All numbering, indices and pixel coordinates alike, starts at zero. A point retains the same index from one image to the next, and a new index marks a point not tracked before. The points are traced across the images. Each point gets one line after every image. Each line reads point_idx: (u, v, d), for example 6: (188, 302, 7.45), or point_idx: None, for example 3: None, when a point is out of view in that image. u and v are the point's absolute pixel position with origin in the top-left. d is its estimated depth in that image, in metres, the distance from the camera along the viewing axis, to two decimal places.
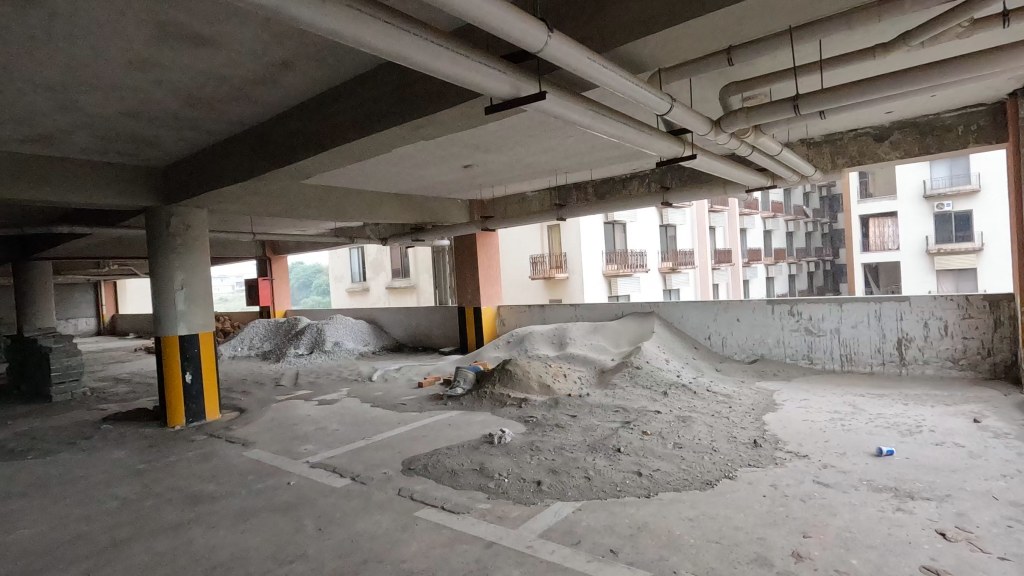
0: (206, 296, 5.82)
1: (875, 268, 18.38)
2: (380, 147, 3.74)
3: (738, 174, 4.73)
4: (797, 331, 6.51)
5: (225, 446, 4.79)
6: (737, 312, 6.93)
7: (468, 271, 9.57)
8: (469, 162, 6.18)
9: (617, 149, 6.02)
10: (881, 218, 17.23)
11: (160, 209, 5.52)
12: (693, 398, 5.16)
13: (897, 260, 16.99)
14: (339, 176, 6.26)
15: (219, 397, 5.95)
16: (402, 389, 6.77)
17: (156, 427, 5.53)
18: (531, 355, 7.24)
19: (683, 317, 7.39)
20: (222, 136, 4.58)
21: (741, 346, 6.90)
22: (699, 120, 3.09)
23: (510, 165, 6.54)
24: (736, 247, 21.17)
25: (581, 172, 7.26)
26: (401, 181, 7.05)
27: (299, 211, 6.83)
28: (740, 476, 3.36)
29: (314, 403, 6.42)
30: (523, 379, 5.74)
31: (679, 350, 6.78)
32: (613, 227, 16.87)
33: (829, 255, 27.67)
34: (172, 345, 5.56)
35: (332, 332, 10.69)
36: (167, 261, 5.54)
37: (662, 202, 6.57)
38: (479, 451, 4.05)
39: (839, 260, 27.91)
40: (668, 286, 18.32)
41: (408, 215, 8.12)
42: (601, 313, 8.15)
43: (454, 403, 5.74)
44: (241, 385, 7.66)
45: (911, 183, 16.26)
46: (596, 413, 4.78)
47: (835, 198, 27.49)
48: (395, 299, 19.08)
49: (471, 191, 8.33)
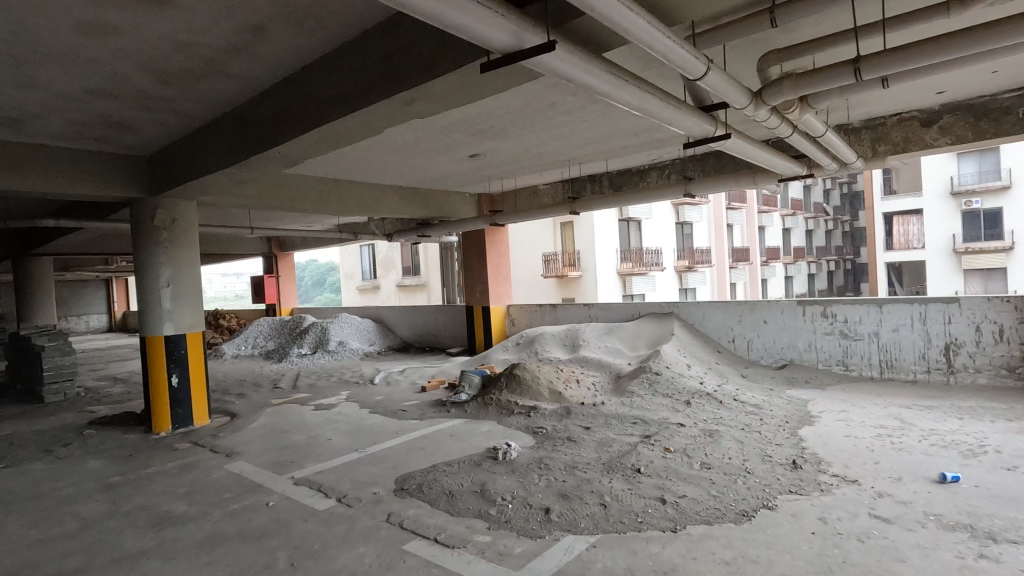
0: (196, 294, 5.47)
1: (899, 267, 17.61)
2: (372, 127, 3.32)
3: (772, 161, 4.25)
4: (830, 335, 5.99)
5: (208, 456, 4.42)
6: (764, 314, 6.42)
7: (477, 269, 9.15)
8: (475, 151, 5.75)
9: (636, 137, 5.55)
10: (907, 215, 16.64)
11: (145, 200, 5.18)
12: (719, 409, 4.68)
13: (923, 259, 16.19)
14: (339, 166, 5.87)
15: (209, 402, 5.58)
16: (405, 393, 6.37)
17: (141, 433, 5.18)
18: (541, 358, 6.79)
19: (705, 318, 6.90)
20: (204, 120, 4.21)
21: (768, 350, 6.39)
22: (738, 89, 2.62)
23: (520, 155, 6.10)
24: (755, 245, 20.50)
25: (596, 163, 6.80)
26: (404, 173, 6.65)
27: (298, 204, 6.46)
28: (781, 506, 2.90)
29: (310, 408, 6.04)
30: (533, 385, 5.31)
31: (701, 354, 6.29)
32: (628, 224, 16.35)
33: (850, 254, 26.75)
34: (158, 345, 5.21)
35: (337, 330, 10.34)
36: (153, 257, 5.19)
37: (683, 193, 6.09)
38: (481, 468, 3.63)
39: (861, 260, 27.02)
40: (684, 286, 17.73)
41: (413, 209, 7.74)
42: (617, 314, 7.68)
43: (458, 410, 5.32)
44: (238, 387, 7.32)
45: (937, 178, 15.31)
46: (612, 426, 4.33)
47: (856, 195, 26.65)
48: (405, 297, 18.74)
49: (480, 184, 7.91)
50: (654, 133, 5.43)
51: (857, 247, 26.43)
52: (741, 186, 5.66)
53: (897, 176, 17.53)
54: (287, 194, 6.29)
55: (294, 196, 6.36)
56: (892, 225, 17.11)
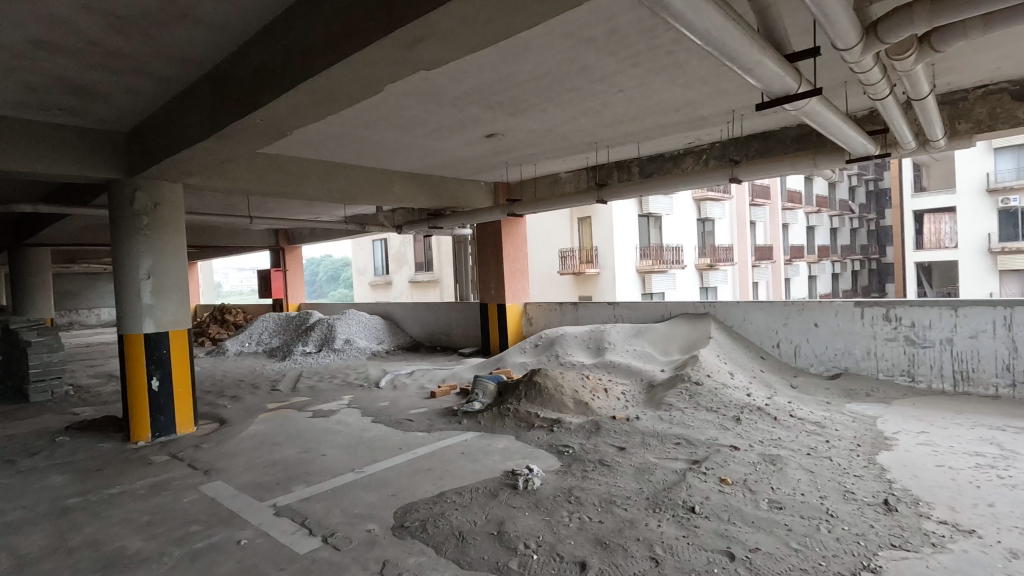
0: (184, 287, 4.93)
1: (929, 267, 16.69)
2: (369, 82, 2.70)
3: (847, 134, 3.56)
4: (893, 341, 5.27)
5: (184, 474, 3.85)
6: (814, 316, 5.71)
7: (491, 263, 8.53)
8: (493, 129, 5.11)
9: (676, 113, 4.87)
10: (940, 214, 15.70)
11: (123, 181, 4.63)
12: (774, 427, 4.02)
13: (955, 259, 15.23)
14: (340, 144, 5.27)
15: (195, 408, 5.02)
16: (411, 400, 5.77)
17: (117, 443, 4.64)
18: (562, 363, 6.15)
19: (745, 320, 6.20)
20: (180, 84, 3.63)
21: (819, 357, 5.68)
22: (850, 17, 1.95)
23: (543, 135, 5.46)
24: (779, 243, 19.64)
25: (626, 146, 6.13)
26: (414, 156, 6.04)
27: (297, 190, 5.87)
28: (890, 569, 2.24)
29: (308, 414, 5.45)
30: (555, 395, 4.68)
31: (743, 361, 5.62)
32: (647, 220, 15.62)
33: (876, 253, 25.69)
34: (136, 345, 4.65)
35: (344, 328, 9.80)
36: (132, 245, 4.65)
37: (727, 179, 5.39)
38: (498, 500, 3.01)
39: (887, 259, 25.85)
40: (705, 284, 16.98)
41: (424, 198, 7.15)
42: (645, 314, 7.02)
43: (471, 422, 4.70)
44: (233, 389, 6.78)
45: (971, 175, 14.20)
46: (651, 447, 3.68)
47: (883, 192, 25.61)
48: (418, 293, 18.24)
49: (496, 172, 7.29)
50: (697, 108, 4.75)
51: (883, 246, 25.24)
52: (796, 169, 4.95)
53: (928, 172, 16.63)
54: (284, 178, 5.72)
55: (293, 181, 5.78)
56: (923, 223, 16.16)
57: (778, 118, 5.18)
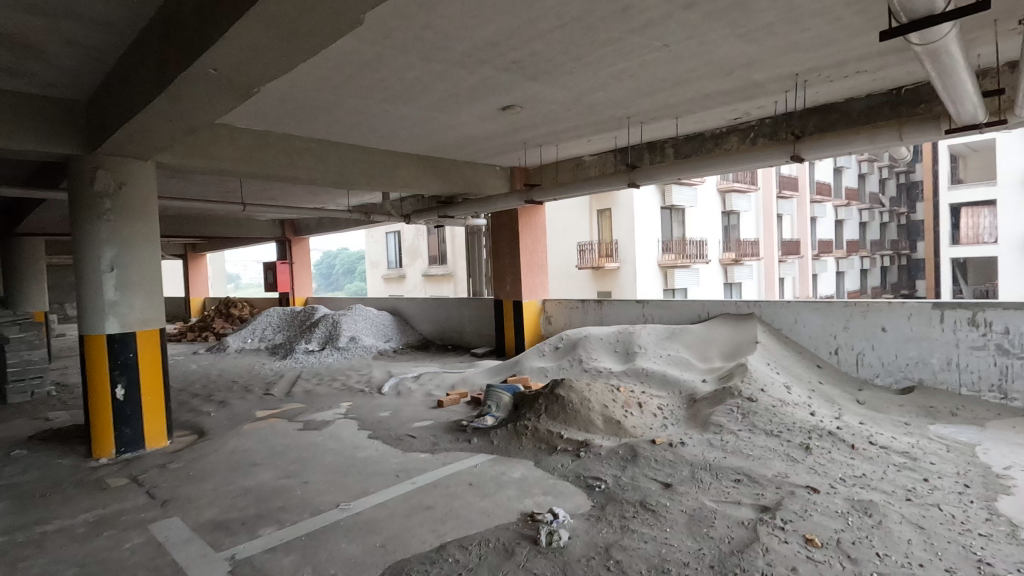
0: (155, 281, 4.31)
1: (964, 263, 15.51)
2: (343, 7, 2.00)
3: (965, 91, 2.79)
4: (980, 350, 4.47)
5: (137, 506, 3.21)
6: (881, 319, 4.92)
7: (507, 256, 7.81)
8: (510, 99, 4.39)
9: (727, 78, 4.10)
10: (978, 206, 14.35)
11: (83, 158, 4.01)
12: (854, 459, 3.26)
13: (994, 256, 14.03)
14: (333, 115, 4.58)
15: (168, 419, 4.40)
16: (415, 410, 5.09)
17: (77, 459, 4.05)
18: (587, 369, 5.43)
19: (797, 324, 5.42)
20: (128, 33, 2.96)
21: (887, 367, 4.89)
22: None
23: (567, 108, 4.72)
24: (807, 238, 18.62)
25: (662, 123, 5.35)
26: (421, 133, 5.35)
27: (289, 173, 5.20)
28: None
29: (298, 426, 4.81)
30: (581, 412, 3.97)
31: (798, 372, 4.85)
32: (670, 212, 14.77)
33: (906, 249, 24.39)
34: (97, 347, 4.02)
35: (349, 324, 9.19)
36: (93, 232, 4.02)
37: (789, 156, 4.55)
38: (516, 564, 2.31)
39: (918, 255, 24.51)
40: (729, 280, 16.10)
41: (432, 184, 6.46)
42: (679, 314, 6.26)
43: (483, 441, 4.00)
44: (223, 393, 6.18)
45: (1015, 166, 13.13)
46: (702, 486, 2.96)
47: (914, 185, 24.33)
48: (431, 288, 17.64)
49: (512, 154, 6.57)
50: (754, 70, 3.97)
51: (915, 241, 23.81)
52: (876, 144, 4.10)
53: (965, 164, 15.45)
54: (273, 158, 5.06)
55: (283, 161, 5.13)
56: (960, 217, 14.84)
57: (847, 86, 4.38)
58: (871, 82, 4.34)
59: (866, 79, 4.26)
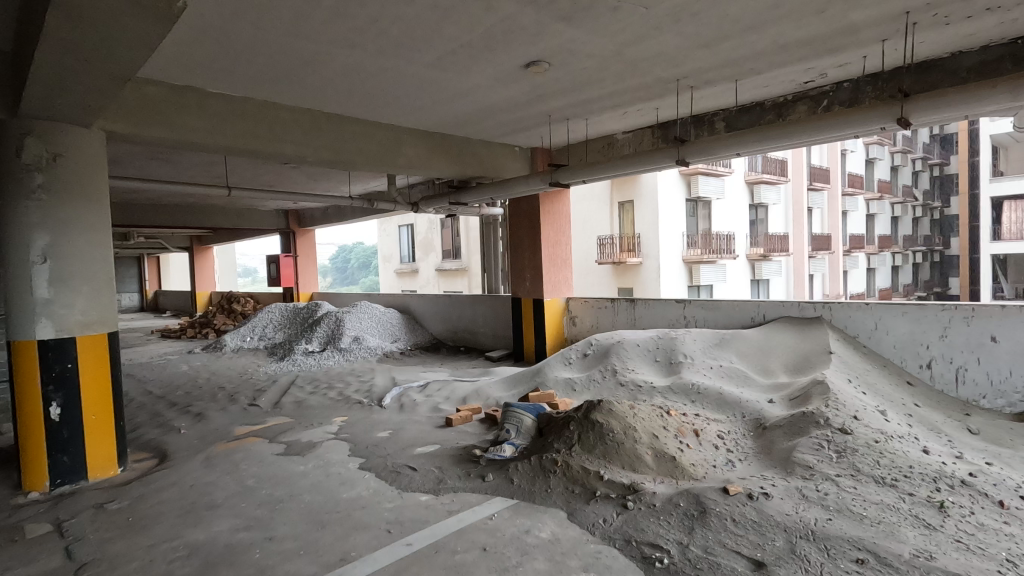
0: (100, 275, 3.54)
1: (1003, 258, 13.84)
2: None
3: None
4: None
5: (48, 570, 2.45)
6: (991, 327, 4.01)
7: (526, 249, 6.96)
8: (536, 51, 3.53)
9: (815, 18, 3.20)
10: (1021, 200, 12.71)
11: (9, 122, 3.23)
12: (1013, 528, 2.35)
13: None
14: (319, 74, 3.76)
15: (120, 441, 3.63)
16: (418, 430, 4.27)
17: (4, 494, 3.30)
18: (624, 382, 4.57)
19: (878, 331, 4.50)
20: None
21: (998, 386, 3.99)
22: None
23: (605, 66, 3.85)
24: (837, 232, 17.44)
25: (717, 89, 4.45)
26: (428, 102, 4.52)
27: (271, 148, 4.38)
28: None
29: (279, 448, 4.02)
30: (626, 445, 3.13)
31: (887, 391, 3.95)
32: (695, 204, 13.78)
33: (938, 245, 21.82)
34: (28, 356, 3.26)
35: (353, 323, 8.44)
36: (19, 214, 3.23)
37: (897, 120, 3.58)
38: None
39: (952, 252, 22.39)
40: (757, 277, 15.05)
41: (442, 165, 5.63)
42: (728, 316, 5.37)
43: (500, 479, 3.17)
44: (204, 403, 5.43)
45: None
46: (811, 572, 2.10)
47: (947, 177, 22.74)
48: (443, 283, 16.88)
49: (534, 131, 5.71)
50: (855, 7, 3.07)
51: (949, 237, 22.01)
52: (1015, 100, 3.18)
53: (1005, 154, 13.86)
54: (251, 130, 4.26)
55: (265, 134, 4.33)
56: (1002, 210, 13.35)
57: (965, 32, 3.46)
58: (994, 27, 3.41)
59: (992, 21, 3.34)
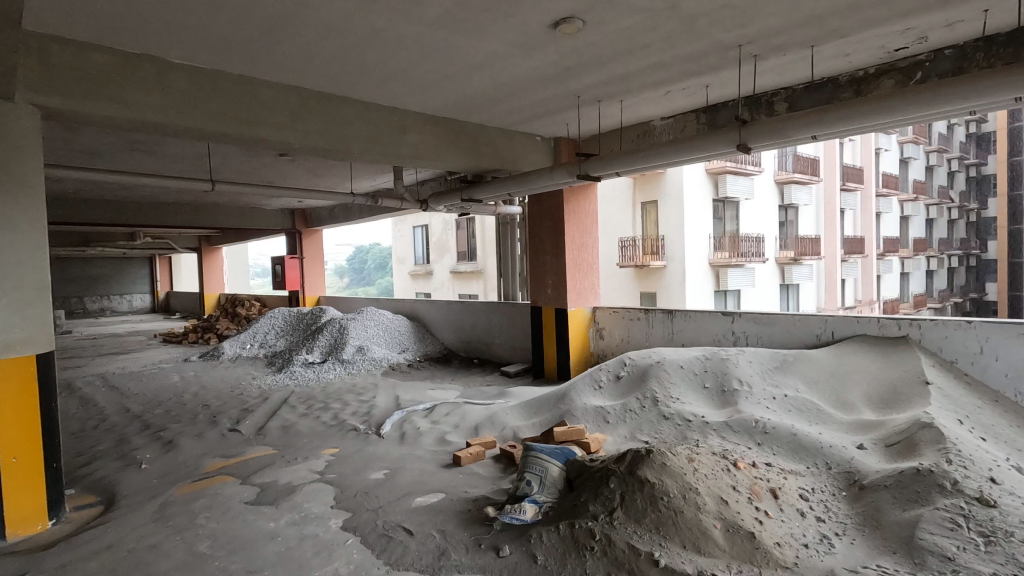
0: (28, 283, 2.87)
1: None
2: None
3: None
4: None
5: None
6: None
7: (546, 252, 6.20)
8: (570, 2, 2.78)
9: None
10: None
11: None
12: None
13: None
14: (300, 36, 3.05)
15: (51, 487, 2.97)
16: (419, 471, 3.53)
17: None
18: (668, 414, 3.78)
19: (983, 357, 3.66)
20: None
21: None
22: None
23: (655, 25, 3.09)
24: (871, 235, 16.30)
25: (784, 59, 3.66)
26: (437, 76, 3.79)
27: (247, 130, 3.67)
28: None
29: (251, 492, 3.32)
30: (687, 516, 2.35)
31: (1009, 436, 3.12)
32: (722, 205, 12.85)
33: (975, 248, 20.81)
34: None
35: (357, 331, 7.76)
36: None
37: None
38: None
39: (989, 255, 20.82)
40: (786, 282, 14.04)
41: (453, 155, 4.90)
42: (787, 334, 4.56)
43: (520, 555, 2.41)
44: (181, 426, 4.77)
45: None
46: None
47: (985, 179, 21.17)
48: (457, 286, 16.20)
49: (559, 116, 4.96)
50: None
51: (986, 240, 20.66)
52: None
53: None
54: (224, 110, 3.58)
55: (240, 114, 3.64)
56: None
57: None
58: None
59: None
